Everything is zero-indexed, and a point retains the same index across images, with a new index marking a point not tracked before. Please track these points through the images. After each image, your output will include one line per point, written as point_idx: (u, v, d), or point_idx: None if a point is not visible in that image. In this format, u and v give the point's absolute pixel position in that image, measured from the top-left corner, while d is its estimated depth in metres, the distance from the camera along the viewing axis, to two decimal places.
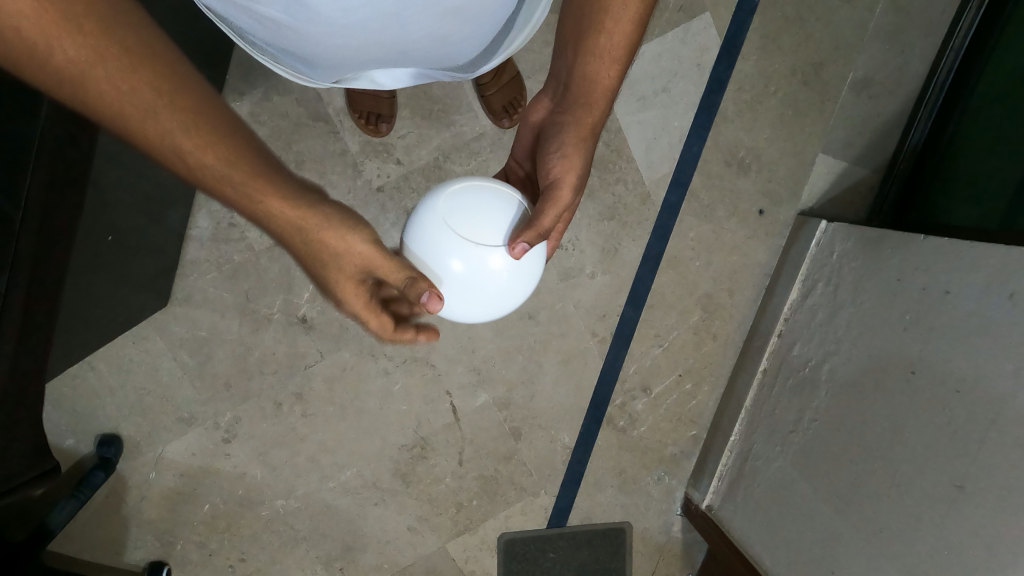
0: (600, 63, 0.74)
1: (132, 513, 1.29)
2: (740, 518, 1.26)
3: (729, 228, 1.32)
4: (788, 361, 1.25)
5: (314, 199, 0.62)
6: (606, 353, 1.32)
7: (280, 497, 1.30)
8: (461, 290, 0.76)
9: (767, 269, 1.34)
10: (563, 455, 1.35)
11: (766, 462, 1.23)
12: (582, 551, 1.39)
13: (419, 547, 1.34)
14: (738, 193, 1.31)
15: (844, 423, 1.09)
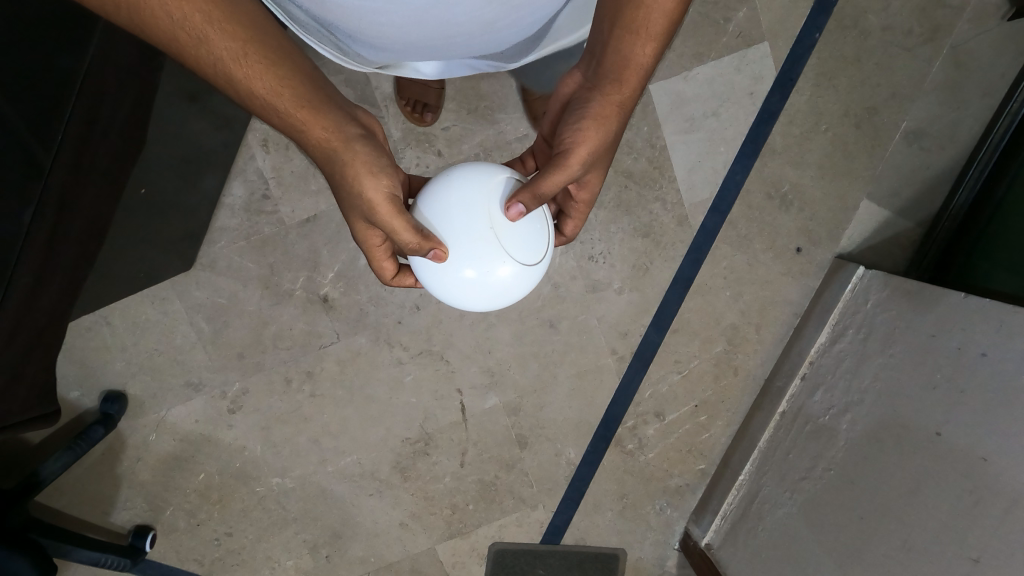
0: (636, 41, 0.69)
1: (125, 473, 1.27)
2: (739, 560, 1.22)
3: (763, 263, 1.30)
4: (808, 405, 1.21)
5: (354, 137, 0.67)
6: (624, 373, 1.30)
7: (276, 475, 1.28)
8: (466, 283, 0.75)
9: (797, 309, 1.31)
10: (566, 472, 1.32)
11: (773, 506, 1.20)
12: (572, 572, 1.36)
13: (409, 544, 1.32)
14: (777, 228, 1.29)
15: (859, 475, 1.06)
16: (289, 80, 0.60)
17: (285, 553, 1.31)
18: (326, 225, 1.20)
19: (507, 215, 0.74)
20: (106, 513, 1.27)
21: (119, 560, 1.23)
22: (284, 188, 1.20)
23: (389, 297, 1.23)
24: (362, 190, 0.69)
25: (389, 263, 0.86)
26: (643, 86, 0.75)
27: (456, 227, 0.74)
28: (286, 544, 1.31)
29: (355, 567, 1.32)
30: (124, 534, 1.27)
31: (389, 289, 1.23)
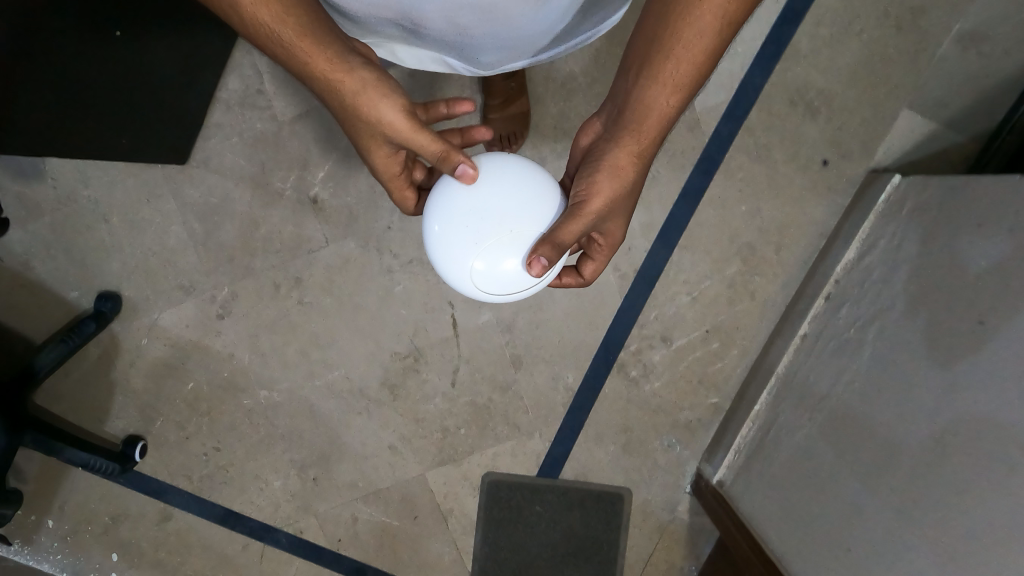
0: (659, 91, 0.67)
1: (119, 378, 1.26)
2: (752, 490, 1.10)
3: (784, 177, 1.18)
4: (832, 324, 1.09)
5: (359, 64, 0.66)
6: (627, 293, 1.20)
7: (264, 387, 1.24)
8: (464, 261, 0.71)
9: (824, 228, 1.18)
10: (564, 398, 1.23)
11: (789, 433, 1.08)
12: (572, 511, 1.26)
13: (398, 470, 1.26)
14: (801, 137, 1.18)
15: (887, 388, 0.93)
16: (291, 5, 0.60)
17: (273, 473, 1.27)
18: (317, 124, 1.19)
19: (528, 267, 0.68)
20: (100, 419, 1.26)
21: (109, 465, 1.20)
22: (278, 83, 1.19)
23: (380, 200, 1.20)
24: (377, 112, 0.67)
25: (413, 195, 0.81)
26: (663, 140, 0.72)
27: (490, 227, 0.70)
28: (272, 465, 1.27)
29: (343, 492, 1.27)
30: (117, 443, 1.25)
31: (380, 194, 1.19)
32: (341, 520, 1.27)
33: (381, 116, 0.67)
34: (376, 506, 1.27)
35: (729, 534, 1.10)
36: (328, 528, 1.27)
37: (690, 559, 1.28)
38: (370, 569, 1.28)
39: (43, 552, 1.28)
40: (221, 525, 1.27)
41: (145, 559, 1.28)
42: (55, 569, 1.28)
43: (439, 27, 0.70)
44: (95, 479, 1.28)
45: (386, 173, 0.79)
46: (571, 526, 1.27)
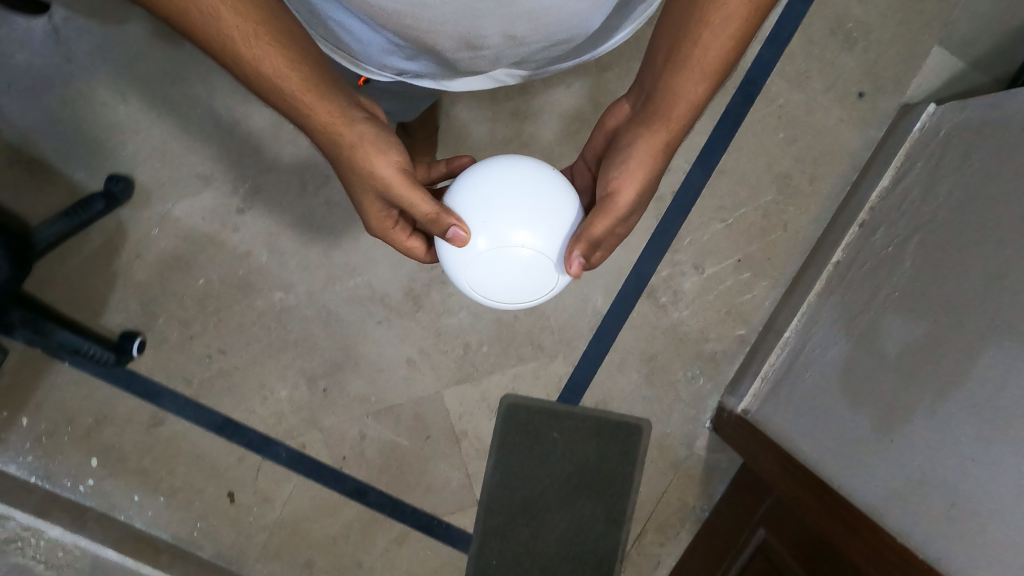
0: (689, 76, 0.62)
1: (122, 270, 1.18)
2: (782, 408, 1.09)
3: (822, 106, 1.21)
4: (868, 246, 1.10)
5: (360, 120, 0.61)
6: (662, 216, 1.20)
7: (279, 288, 1.18)
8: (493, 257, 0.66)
9: (857, 160, 1.22)
10: (591, 322, 1.21)
11: (822, 352, 1.07)
12: (590, 441, 1.23)
13: (413, 386, 1.21)
14: (838, 68, 1.21)
15: (930, 287, 0.93)
16: (298, 58, 0.54)
17: (280, 381, 1.20)
18: None
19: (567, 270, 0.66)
20: (95, 312, 1.17)
21: (104, 356, 1.13)
22: None
23: None
24: (372, 168, 0.62)
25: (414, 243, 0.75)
26: (693, 127, 0.67)
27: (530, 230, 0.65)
28: (279, 371, 1.20)
29: (352, 407, 1.20)
30: (110, 337, 1.17)
31: None
32: (347, 436, 1.21)
33: (375, 171, 0.62)
34: (386, 424, 1.21)
35: (755, 454, 1.08)
36: (333, 444, 1.21)
37: (703, 499, 1.26)
38: (372, 490, 1.22)
39: (15, 453, 1.18)
40: (217, 434, 1.20)
41: (130, 468, 1.21)
42: (24, 472, 1.18)
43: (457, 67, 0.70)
44: (79, 379, 1.18)
45: (377, 223, 0.72)
46: (587, 457, 1.24)
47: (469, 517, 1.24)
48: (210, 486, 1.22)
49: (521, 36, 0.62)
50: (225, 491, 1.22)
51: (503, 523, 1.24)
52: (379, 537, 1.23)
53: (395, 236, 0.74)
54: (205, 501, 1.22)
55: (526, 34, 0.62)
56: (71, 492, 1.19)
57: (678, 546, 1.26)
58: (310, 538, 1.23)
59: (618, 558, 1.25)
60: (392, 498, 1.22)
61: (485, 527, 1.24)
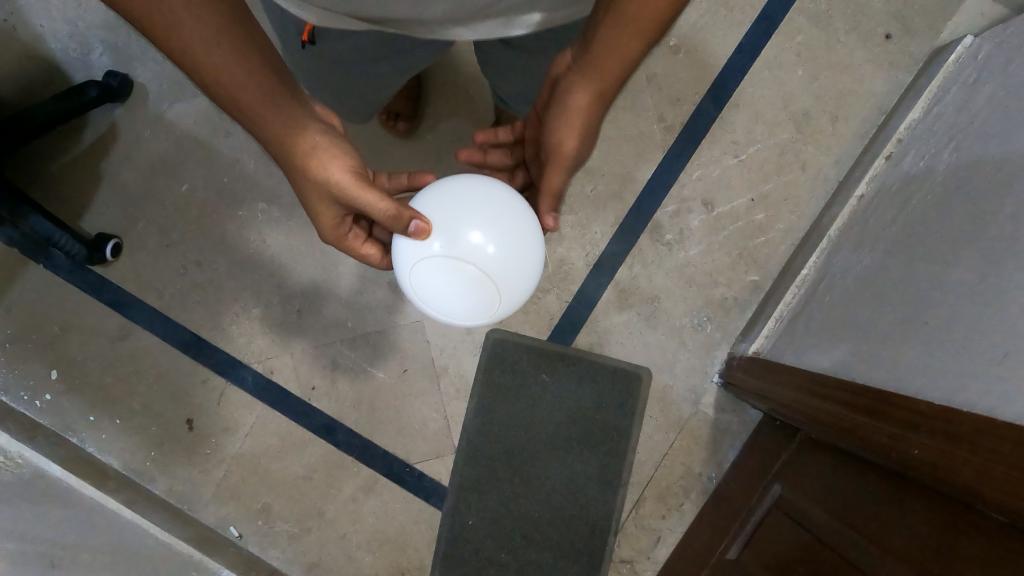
0: (623, 30, 0.55)
1: (109, 170, 1.16)
2: (801, 336, 0.98)
3: (844, 46, 1.17)
4: (897, 173, 1.00)
5: (319, 132, 0.65)
6: (671, 149, 1.14)
7: (262, 200, 1.14)
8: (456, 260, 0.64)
9: (883, 104, 1.16)
10: (588, 255, 1.12)
11: (843, 275, 0.98)
12: (584, 388, 1.11)
13: (395, 311, 1.13)
14: (863, 9, 1.16)
15: (965, 181, 0.83)
16: (257, 67, 0.58)
17: (254, 300, 1.14)
18: None
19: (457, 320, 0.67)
20: (79, 214, 1.15)
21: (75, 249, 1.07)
22: None
23: None
24: (325, 175, 0.66)
25: (369, 251, 0.78)
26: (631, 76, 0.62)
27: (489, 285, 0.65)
28: (256, 289, 1.14)
29: (326, 330, 1.13)
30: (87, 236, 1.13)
31: None
32: (320, 364, 1.13)
33: (328, 176, 0.66)
34: (363, 353, 1.12)
35: (771, 388, 0.95)
36: (304, 372, 1.13)
37: (710, 466, 1.12)
38: (341, 427, 1.12)
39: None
40: (182, 352, 1.15)
41: (89, 383, 1.14)
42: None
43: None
44: (53, 283, 1.14)
45: (329, 224, 0.74)
46: (579, 407, 1.11)
47: (445, 468, 1.12)
48: (171, 409, 1.14)
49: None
50: (185, 417, 1.14)
51: (483, 478, 1.11)
52: (346, 483, 1.12)
53: (349, 241, 0.77)
54: (163, 425, 1.13)
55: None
56: (26, 406, 1.11)
57: (680, 521, 1.11)
58: (270, 478, 1.13)
59: (612, 529, 1.11)
60: (361, 439, 1.12)
61: (463, 480, 1.11)
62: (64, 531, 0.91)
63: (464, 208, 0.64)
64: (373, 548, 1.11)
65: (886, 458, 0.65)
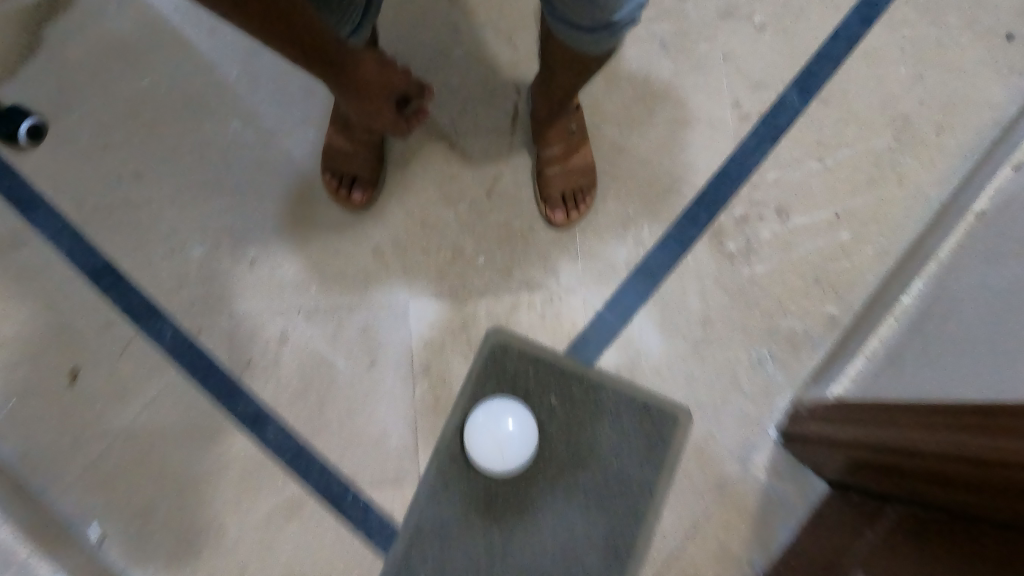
0: None
1: (48, 40, 0.89)
2: (916, 370, 0.71)
3: (956, 44, 0.95)
4: None
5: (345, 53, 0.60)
6: (744, 140, 0.92)
7: (236, 118, 0.88)
8: (498, 433, 0.79)
9: (1000, 115, 0.92)
10: (630, 254, 0.88)
11: (976, 291, 0.71)
12: (601, 422, 0.84)
13: (371, 287, 0.86)
14: (981, 4, 0.96)
15: None
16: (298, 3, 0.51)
17: (197, 238, 0.86)
18: None
19: (475, 436, 0.80)
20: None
21: None
22: None
23: None
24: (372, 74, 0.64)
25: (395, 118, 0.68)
26: None
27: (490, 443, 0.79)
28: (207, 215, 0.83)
29: (283, 299, 0.85)
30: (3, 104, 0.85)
31: None
32: (263, 338, 0.84)
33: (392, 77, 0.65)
34: (323, 332, 0.85)
35: (869, 434, 0.64)
36: (243, 345, 0.84)
37: (754, 549, 0.82)
38: (272, 423, 0.83)
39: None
40: (90, 283, 0.84)
41: None
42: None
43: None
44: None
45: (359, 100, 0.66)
46: (591, 446, 0.83)
47: (401, 502, 0.82)
48: (50, 355, 0.83)
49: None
50: (68, 365, 0.83)
51: (449, 518, 0.81)
52: (261, 497, 0.81)
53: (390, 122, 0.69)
54: (36, 370, 0.82)
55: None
56: None
57: None
58: (164, 470, 0.81)
59: None
60: (295, 443, 0.83)
61: (422, 520, 0.81)
62: None
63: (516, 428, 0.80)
64: None
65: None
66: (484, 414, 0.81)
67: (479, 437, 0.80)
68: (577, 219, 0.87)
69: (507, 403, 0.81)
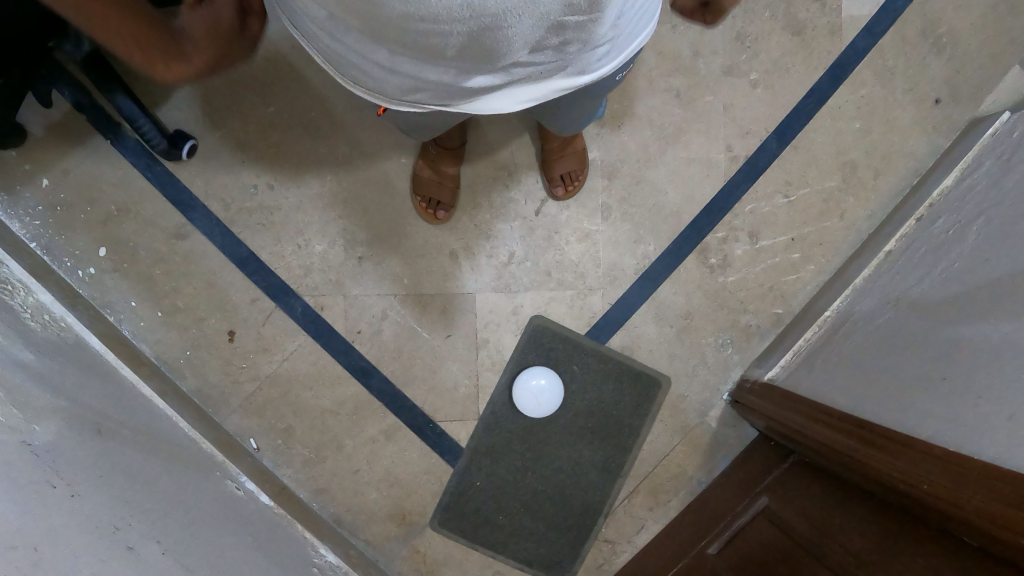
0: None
1: (194, 70, 1.11)
2: (815, 371, 1.09)
3: (899, 107, 1.24)
4: (927, 233, 1.08)
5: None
6: (730, 178, 1.23)
7: (345, 143, 1.14)
8: (535, 388, 1.15)
9: (920, 166, 1.23)
10: (637, 264, 1.21)
11: (866, 322, 1.07)
12: (608, 383, 1.19)
13: (449, 279, 1.17)
14: (921, 73, 1.23)
15: (932, 291, 0.96)
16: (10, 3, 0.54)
17: (319, 236, 1.14)
18: None
19: (518, 390, 1.16)
20: (155, 106, 1.11)
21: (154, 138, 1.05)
22: None
23: None
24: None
25: None
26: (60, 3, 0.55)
27: (529, 393, 1.15)
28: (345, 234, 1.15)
29: (382, 284, 1.16)
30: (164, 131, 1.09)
31: None
32: (369, 312, 1.16)
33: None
34: (412, 310, 1.16)
35: (779, 412, 1.05)
36: (353, 317, 1.16)
37: (702, 471, 1.21)
38: (376, 372, 1.16)
39: (26, 211, 1.10)
40: (237, 268, 1.13)
41: (137, 270, 1.12)
42: (24, 232, 1.10)
43: (462, 83, 0.55)
44: (116, 161, 1.11)
45: None
46: (600, 399, 1.19)
47: (465, 430, 1.18)
48: (214, 318, 1.14)
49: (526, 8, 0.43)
50: (227, 327, 1.14)
51: (497, 444, 1.19)
52: (370, 423, 1.17)
53: None
54: (203, 330, 1.14)
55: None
56: (67, 274, 1.10)
57: (664, 514, 1.21)
58: (300, 404, 1.16)
59: (604, 511, 1.20)
60: (393, 388, 1.17)
61: (479, 445, 1.18)
62: (99, 404, 0.91)
63: (543, 381, 1.16)
64: (381, 486, 1.17)
65: (898, 486, 0.75)
66: (524, 377, 1.16)
67: (520, 388, 1.16)
68: (571, 195, 1.19)
69: (537, 369, 1.17)
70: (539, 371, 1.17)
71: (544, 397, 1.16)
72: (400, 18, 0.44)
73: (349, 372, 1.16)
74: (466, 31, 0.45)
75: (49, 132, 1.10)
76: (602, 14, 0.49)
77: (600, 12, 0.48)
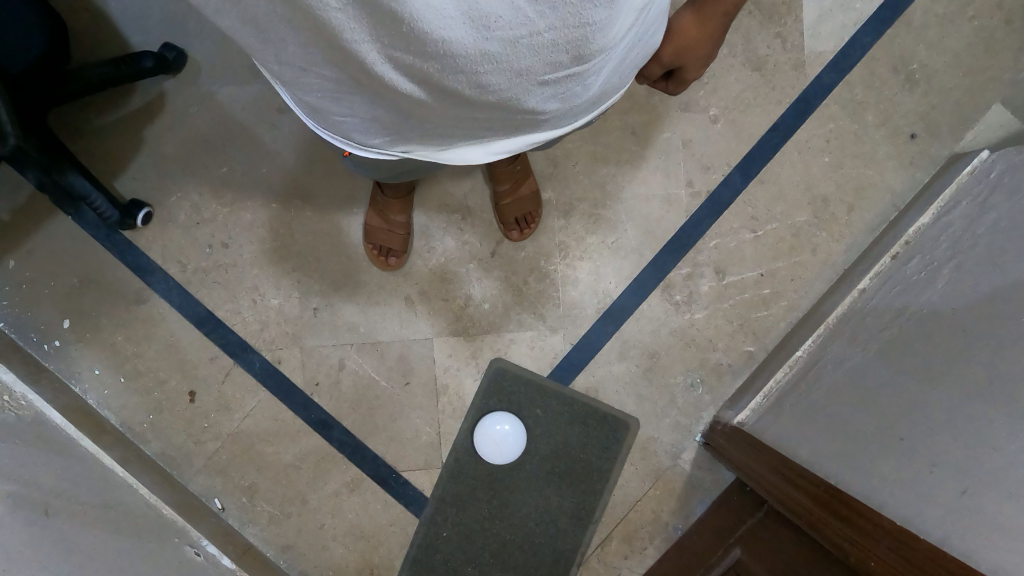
0: None
1: (150, 137, 1.14)
2: (785, 413, 1.03)
3: (870, 139, 1.19)
4: (900, 272, 1.03)
5: None
6: (693, 214, 1.19)
7: (299, 198, 1.16)
8: (498, 437, 1.13)
9: (897, 202, 1.18)
10: (598, 303, 1.18)
11: (835, 365, 1.00)
12: (572, 426, 1.16)
13: (405, 327, 1.16)
14: (894, 105, 1.19)
15: (903, 338, 0.90)
16: None
17: (274, 289, 1.15)
18: None
19: (480, 439, 1.13)
20: (112, 175, 1.14)
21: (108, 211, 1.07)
22: None
23: None
24: None
25: None
26: None
27: (492, 442, 1.13)
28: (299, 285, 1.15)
29: (338, 334, 1.16)
30: (120, 199, 1.12)
31: None
32: (325, 362, 1.15)
33: None
34: (369, 360, 1.16)
35: (747, 462, 1.00)
36: (310, 369, 1.15)
37: (677, 517, 1.15)
38: (336, 424, 1.15)
39: None
40: (195, 327, 1.15)
41: (100, 334, 1.14)
42: None
43: (437, 118, 0.53)
44: (76, 227, 1.14)
45: None
46: (565, 444, 1.16)
47: (429, 479, 1.16)
48: (174, 379, 1.14)
49: (501, 59, 0.41)
50: (187, 387, 1.15)
51: (462, 494, 1.16)
52: (332, 477, 1.15)
53: None
54: (164, 392, 1.14)
55: (507, 52, 0.40)
56: (33, 349, 1.13)
57: (640, 562, 1.15)
58: (261, 460, 1.15)
59: (576, 560, 1.15)
60: (354, 439, 1.15)
61: (443, 494, 1.16)
62: (48, 482, 0.89)
63: (506, 429, 1.13)
64: (346, 541, 1.15)
65: (848, 559, 0.71)
66: (485, 425, 1.14)
67: (482, 438, 1.13)
68: (527, 237, 1.17)
69: (497, 417, 1.14)
70: (501, 418, 1.14)
71: (507, 444, 1.13)
72: (369, 64, 0.41)
73: (308, 424, 1.15)
74: (438, 77, 0.43)
75: (11, 207, 1.12)
76: (583, 72, 0.47)
77: (584, 67, 0.46)
